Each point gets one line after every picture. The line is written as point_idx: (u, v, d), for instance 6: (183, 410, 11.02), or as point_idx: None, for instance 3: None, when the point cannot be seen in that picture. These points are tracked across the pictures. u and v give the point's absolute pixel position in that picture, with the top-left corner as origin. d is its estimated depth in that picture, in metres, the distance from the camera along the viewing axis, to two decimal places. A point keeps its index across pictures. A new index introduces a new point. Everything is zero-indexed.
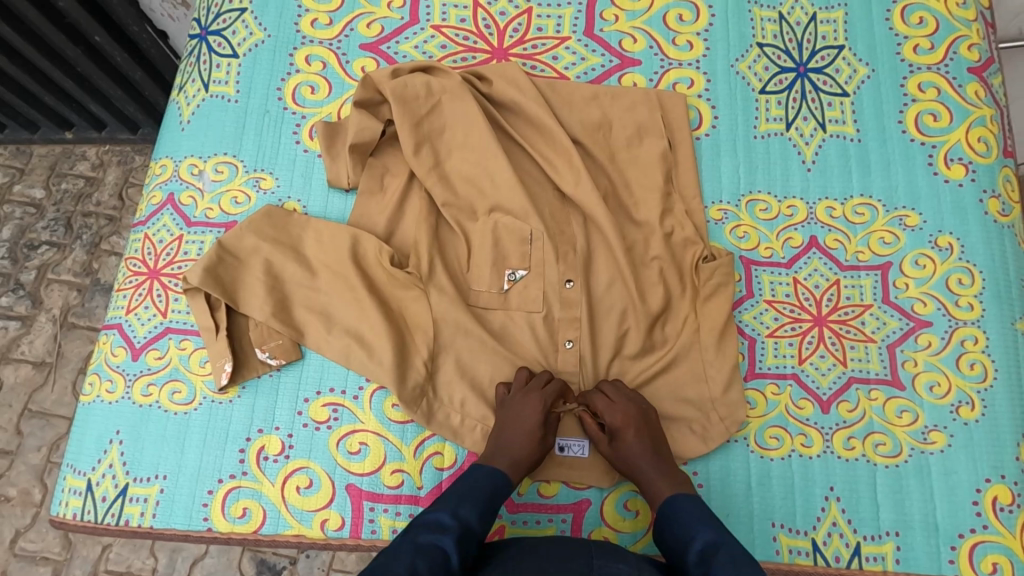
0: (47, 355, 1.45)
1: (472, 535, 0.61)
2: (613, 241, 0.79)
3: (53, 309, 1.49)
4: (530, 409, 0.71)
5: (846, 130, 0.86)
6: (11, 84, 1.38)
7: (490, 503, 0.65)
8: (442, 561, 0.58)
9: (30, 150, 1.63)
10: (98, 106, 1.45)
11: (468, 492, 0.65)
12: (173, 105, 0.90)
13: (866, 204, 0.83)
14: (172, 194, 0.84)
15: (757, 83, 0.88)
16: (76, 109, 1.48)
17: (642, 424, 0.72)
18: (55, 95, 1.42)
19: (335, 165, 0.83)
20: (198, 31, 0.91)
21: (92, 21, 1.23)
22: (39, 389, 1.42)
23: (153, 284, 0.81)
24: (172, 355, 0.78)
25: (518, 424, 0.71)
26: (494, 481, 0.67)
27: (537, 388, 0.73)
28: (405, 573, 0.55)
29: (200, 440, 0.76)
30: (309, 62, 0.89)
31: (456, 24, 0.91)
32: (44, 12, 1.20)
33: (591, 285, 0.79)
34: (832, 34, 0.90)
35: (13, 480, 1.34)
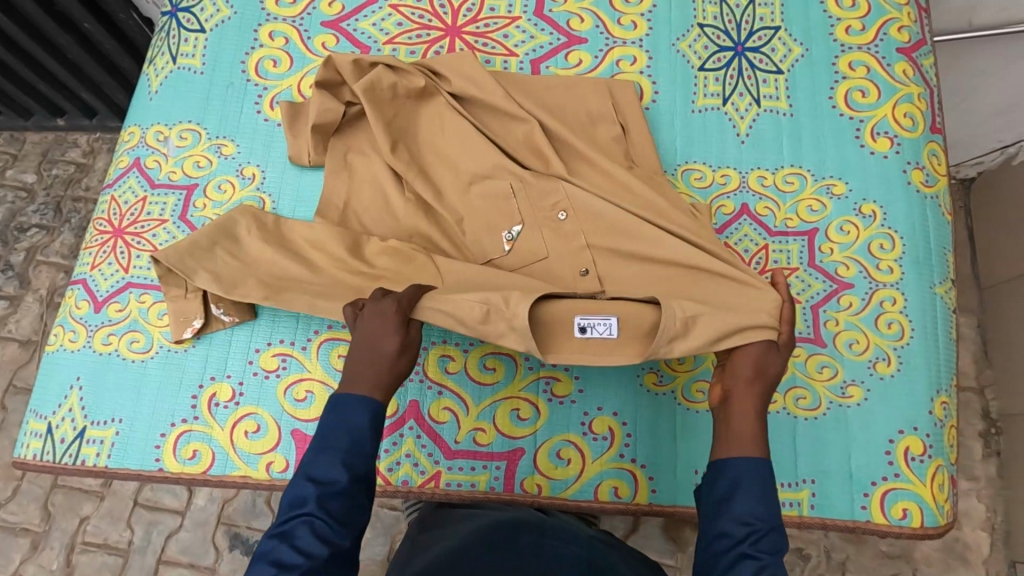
0: (34, 334, 1.51)
1: (341, 495, 0.59)
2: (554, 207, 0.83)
3: (41, 289, 1.55)
4: (382, 314, 0.65)
5: (779, 105, 0.90)
6: (9, 74, 1.45)
7: (359, 448, 0.60)
8: (321, 540, 0.57)
9: (24, 138, 1.71)
10: (89, 94, 1.52)
11: (330, 442, 0.61)
12: (144, 77, 0.95)
13: (796, 173, 0.87)
14: (138, 159, 0.89)
15: (697, 61, 0.93)
16: (69, 97, 1.55)
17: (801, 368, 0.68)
18: (50, 84, 1.49)
19: (298, 141, 0.88)
20: (169, 8, 0.96)
21: (83, 10, 1.30)
22: (25, 366, 1.48)
23: (117, 242, 0.86)
24: (133, 308, 0.83)
25: (374, 335, 0.64)
26: (359, 419, 0.61)
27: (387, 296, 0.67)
28: (309, 541, 0.57)
29: (156, 387, 0.80)
30: (272, 37, 0.94)
31: (413, 4, 0.95)
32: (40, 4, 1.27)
33: (563, 236, 0.81)
34: (769, 16, 0.94)
35: None
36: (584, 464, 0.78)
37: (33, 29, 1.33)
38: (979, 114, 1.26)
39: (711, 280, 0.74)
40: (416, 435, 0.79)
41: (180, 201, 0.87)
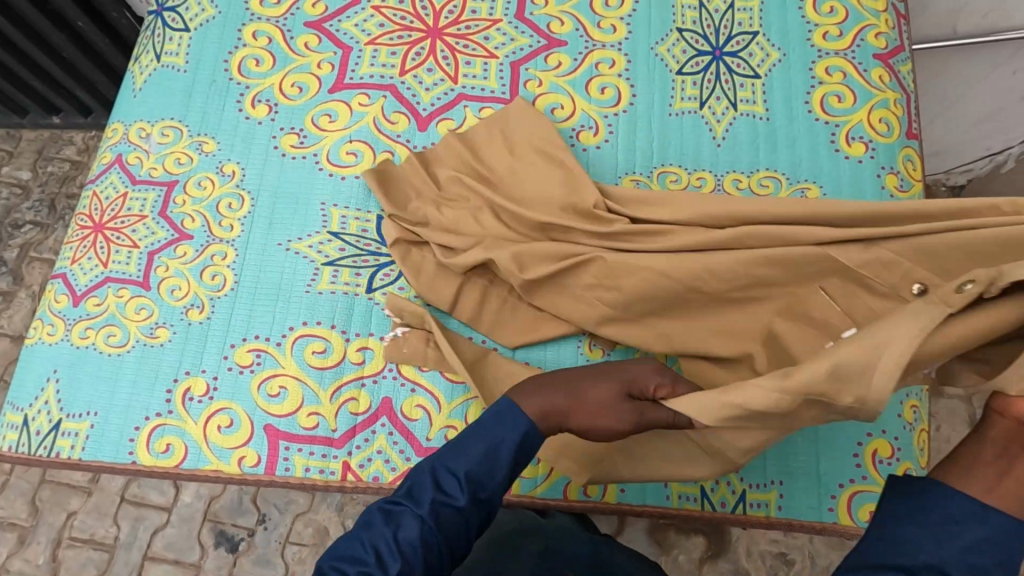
0: None
1: (454, 506, 0.58)
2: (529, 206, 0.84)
3: None
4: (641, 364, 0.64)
5: (756, 109, 0.91)
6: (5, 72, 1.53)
7: (489, 469, 0.60)
8: (423, 544, 0.57)
9: (19, 134, 1.87)
10: (84, 91, 1.60)
11: (465, 451, 0.60)
12: (129, 75, 0.96)
13: (771, 177, 0.88)
14: (120, 155, 0.90)
15: (675, 64, 0.93)
16: (63, 95, 1.62)
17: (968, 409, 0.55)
18: (43, 81, 1.56)
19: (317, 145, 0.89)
20: (156, 8, 0.97)
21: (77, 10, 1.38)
22: None
23: (97, 237, 0.87)
24: (111, 302, 0.83)
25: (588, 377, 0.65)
26: (509, 437, 0.60)
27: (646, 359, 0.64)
28: (406, 542, 0.57)
29: (131, 380, 0.80)
30: (255, 37, 0.95)
31: (395, 5, 0.96)
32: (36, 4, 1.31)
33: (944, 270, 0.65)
34: (748, 21, 0.95)
35: None
36: (554, 463, 0.78)
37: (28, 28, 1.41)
38: (966, 121, 1.26)
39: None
40: (388, 432, 0.79)
41: (160, 197, 0.88)
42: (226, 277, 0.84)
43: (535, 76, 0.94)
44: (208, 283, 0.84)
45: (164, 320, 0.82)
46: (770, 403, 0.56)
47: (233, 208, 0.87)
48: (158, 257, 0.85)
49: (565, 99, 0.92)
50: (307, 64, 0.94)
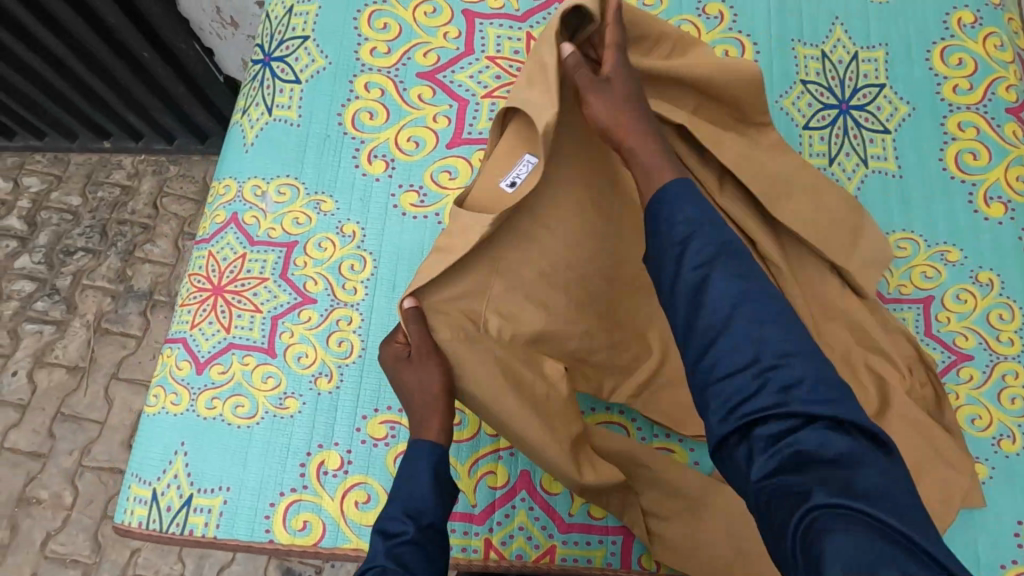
0: (81, 360, 1.60)
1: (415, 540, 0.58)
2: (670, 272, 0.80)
3: (86, 314, 1.64)
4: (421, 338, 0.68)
5: (888, 166, 0.89)
6: (55, 93, 1.53)
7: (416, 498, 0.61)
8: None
9: (68, 158, 1.79)
10: (137, 117, 1.61)
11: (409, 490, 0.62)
12: (237, 127, 0.93)
13: (908, 238, 0.86)
14: (236, 214, 0.88)
15: (800, 119, 0.91)
16: (110, 116, 1.61)
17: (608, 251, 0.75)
18: (95, 105, 1.57)
19: None
20: (262, 57, 0.95)
21: (140, 40, 1.37)
22: (71, 393, 1.57)
23: (217, 301, 0.84)
24: (236, 371, 0.81)
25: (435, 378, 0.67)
26: (420, 465, 0.64)
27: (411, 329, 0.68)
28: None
29: (262, 453, 0.78)
30: (367, 89, 0.92)
31: (510, 56, 0.94)
32: (85, 19, 1.30)
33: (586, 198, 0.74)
34: (873, 74, 0.93)
35: (47, 482, 1.49)
36: None
37: (87, 56, 1.41)
38: None
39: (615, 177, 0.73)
40: (528, 507, 0.77)
41: (280, 259, 0.85)
42: (353, 343, 0.82)
43: None
44: (335, 349, 0.82)
45: (292, 389, 0.80)
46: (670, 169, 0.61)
47: (356, 270, 0.85)
48: (282, 322, 0.83)
49: None
50: (423, 117, 0.91)
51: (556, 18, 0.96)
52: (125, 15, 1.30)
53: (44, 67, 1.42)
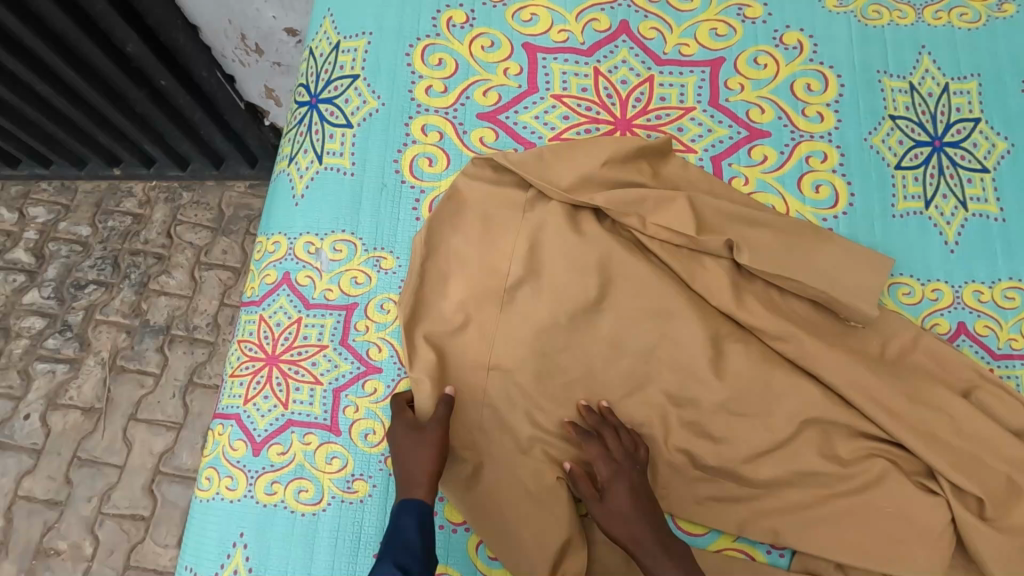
0: (97, 401, 1.48)
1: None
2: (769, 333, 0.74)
3: (101, 351, 1.52)
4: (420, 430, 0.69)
5: (988, 208, 0.83)
6: (66, 122, 1.42)
7: (407, 544, 0.60)
8: None
9: (75, 185, 1.68)
10: (151, 144, 1.50)
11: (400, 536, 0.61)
12: (284, 176, 0.86)
13: (1016, 287, 0.80)
14: (288, 273, 0.81)
15: (892, 158, 0.85)
16: (130, 148, 1.53)
17: (637, 484, 0.67)
18: (110, 134, 1.46)
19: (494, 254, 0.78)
20: (309, 99, 0.88)
21: (159, 67, 1.28)
22: (88, 436, 1.45)
23: (271, 372, 0.77)
24: (297, 451, 0.74)
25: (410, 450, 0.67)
26: (406, 521, 0.62)
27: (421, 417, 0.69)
28: None
29: (331, 543, 0.71)
30: (425, 132, 0.86)
31: (578, 94, 0.87)
32: (103, 47, 1.21)
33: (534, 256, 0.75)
34: (967, 106, 0.87)
35: (65, 532, 1.38)
36: None
37: (103, 84, 1.31)
38: None
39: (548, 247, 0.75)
40: None
41: (339, 324, 0.78)
42: None
43: (739, 172, 0.85)
44: None
45: (360, 471, 0.73)
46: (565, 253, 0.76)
47: None
48: (345, 395, 0.76)
49: (776, 199, 0.83)
50: None
51: (623, 51, 0.89)
52: (146, 44, 1.23)
53: (56, 98, 1.31)
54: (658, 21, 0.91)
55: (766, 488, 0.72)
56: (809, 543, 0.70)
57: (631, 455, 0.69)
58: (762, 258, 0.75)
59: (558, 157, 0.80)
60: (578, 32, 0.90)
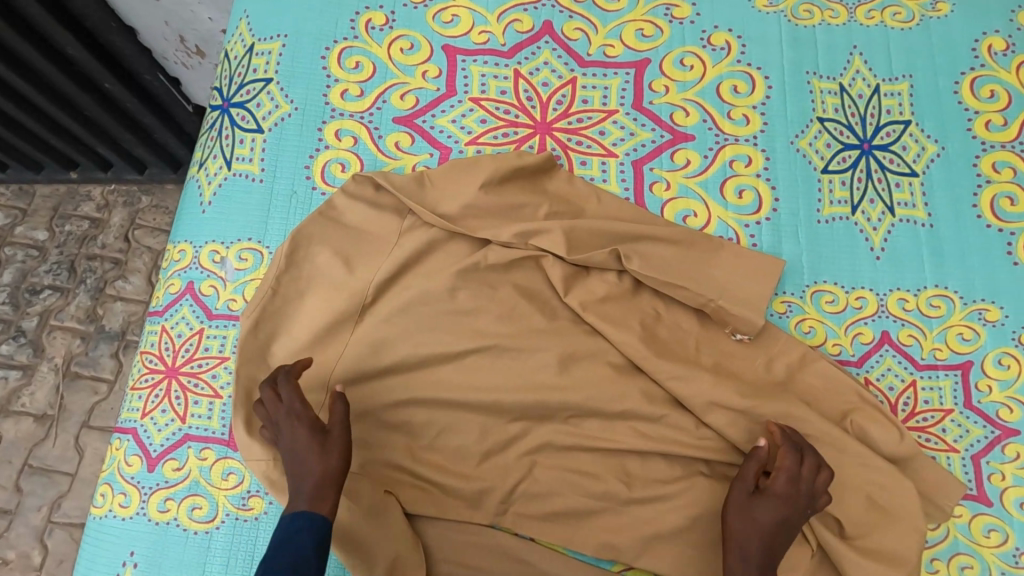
0: (49, 408, 1.45)
1: None
2: (667, 352, 0.72)
3: (55, 357, 1.49)
4: (292, 434, 0.65)
5: (916, 214, 0.80)
6: (18, 129, 1.37)
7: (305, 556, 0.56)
8: None
9: (33, 189, 1.63)
10: (106, 149, 1.46)
11: (292, 543, 0.57)
12: (193, 182, 0.84)
13: (942, 295, 0.77)
14: (192, 283, 0.78)
15: (819, 161, 0.82)
16: (84, 151, 1.48)
17: (792, 518, 0.63)
18: (64, 140, 1.42)
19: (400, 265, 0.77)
20: (220, 102, 0.85)
21: (103, 70, 1.25)
22: (40, 444, 1.43)
23: (170, 384, 0.75)
24: (192, 466, 0.72)
25: (294, 452, 0.64)
26: (304, 537, 0.58)
27: (281, 413, 0.66)
28: None
29: (223, 563, 0.69)
30: (338, 137, 0.83)
31: (496, 97, 0.84)
32: (43, 52, 1.17)
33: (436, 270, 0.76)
34: (897, 108, 0.84)
35: (13, 542, 1.36)
36: None
37: (49, 90, 1.27)
38: None
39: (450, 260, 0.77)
40: None
41: None
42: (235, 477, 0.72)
43: (661, 177, 0.82)
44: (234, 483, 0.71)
45: (257, 487, 0.71)
46: (468, 266, 0.76)
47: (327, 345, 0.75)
48: None
49: (698, 205, 0.81)
50: (401, 168, 0.82)
51: (546, 52, 0.87)
52: (86, 48, 1.20)
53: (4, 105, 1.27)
54: (583, 22, 0.88)
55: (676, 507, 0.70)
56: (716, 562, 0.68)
57: (813, 492, 0.64)
58: (661, 268, 0.75)
59: (441, 180, 0.79)
60: (499, 34, 0.87)
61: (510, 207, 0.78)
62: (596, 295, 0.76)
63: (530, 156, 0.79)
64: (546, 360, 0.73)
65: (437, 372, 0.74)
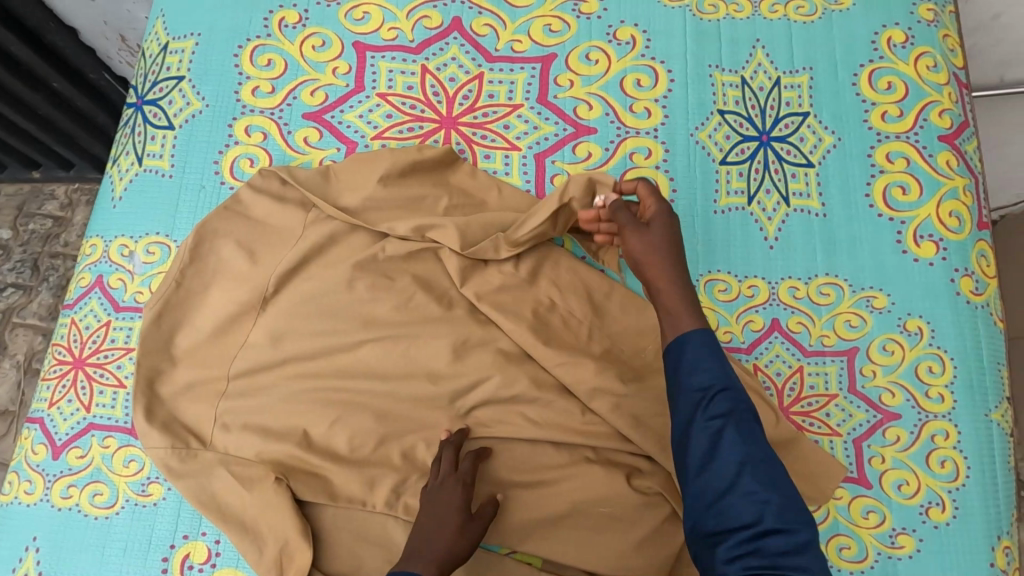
0: (10, 405, 1.46)
1: None
2: (553, 341, 0.75)
3: (17, 354, 1.49)
4: (447, 502, 0.66)
5: (810, 204, 0.82)
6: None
7: None
8: None
9: None
10: (65, 149, 1.39)
11: None
12: (106, 179, 0.86)
13: (832, 283, 0.79)
14: (101, 276, 0.80)
15: (718, 153, 0.84)
16: (45, 152, 1.41)
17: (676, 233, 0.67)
18: (21, 137, 1.34)
19: (302, 257, 0.79)
20: (134, 100, 0.87)
21: (49, 69, 1.23)
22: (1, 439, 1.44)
23: (77, 375, 0.77)
24: (95, 454, 0.74)
25: (436, 521, 0.65)
26: None
27: (450, 478, 0.68)
28: None
29: (121, 547, 0.71)
30: (248, 132, 0.85)
31: (403, 93, 0.86)
32: None
33: (336, 263, 0.78)
34: (797, 101, 0.86)
35: None
36: None
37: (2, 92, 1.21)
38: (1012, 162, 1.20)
39: (350, 252, 0.79)
40: None
41: None
42: (141, 462, 0.74)
43: (562, 169, 0.84)
44: (133, 472, 0.73)
45: (156, 474, 0.73)
46: (366, 258, 0.78)
47: (232, 337, 0.78)
48: None
49: None
50: (308, 163, 0.84)
51: (453, 49, 0.88)
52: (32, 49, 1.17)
53: None
54: (492, 18, 0.90)
55: (561, 491, 0.72)
56: (595, 543, 0.70)
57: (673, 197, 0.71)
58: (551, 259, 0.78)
59: (345, 173, 0.81)
60: (408, 30, 0.89)
61: (409, 200, 0.80)
62: (490, 285, 0.78)
63: (430, 150, 0.81)
64: (440, 349, 0.75)
65: (335, 361, 0.76)
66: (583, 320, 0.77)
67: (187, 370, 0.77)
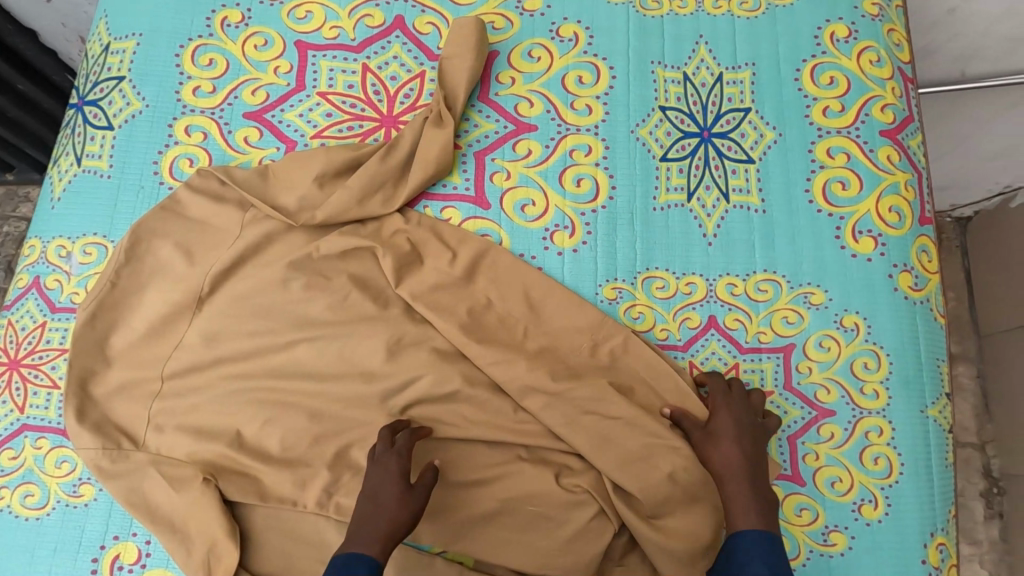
0: None
1: None
2: (486, 339, 0.75)
3: None
4: (382, 476, 0.66)
5: (750, 200, 0.81)
6: None
7: None
8: None
9: None
10: (38, 152, 1.37)
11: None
12: (47, 180, 0.86)
13: (770, 280, 0.78)
14: (38, 277, 0.80)
15: (658, 150, 0.84)
16: (19, 156, 1.38)
17: (744, 421, 0.70)
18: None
19: (237, 257, 0.78)
20: (76, 101, 0.87)
21: (13, 71, 1.22)
22: None
23: (12, 376, 0.77)
24: (27, 456, 0.74)
25: (374, 494, 0.65)
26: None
27: (386, 452, 0.68)
28: None
29: (51, 549, 0.71)
30: (188, 132, 0.85)
31: (343, 91, 0.86)
32: None
33: (272, 263, 0.78)
34: (739, 97, 0.85)
35: None
36: None
37: None
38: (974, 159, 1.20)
39: (286, 252, 0.78)
40: None
41: None
42: (73, 463, 0.74)
43: (502, 167, 0.83)
44: (65, 473, 0.73)
45: (88, 475, 0.73)
46: (301, 257, 0.78)
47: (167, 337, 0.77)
48: None
49: (536, 194, 0.82)
50: (248, 162, 0.84)
51: (395, 47, 0.88)
52: None
53: None
54: (435, 16, 0.89)
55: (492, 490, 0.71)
56: (524, 542, 0.70)
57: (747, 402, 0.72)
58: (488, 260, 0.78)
59: (282, 171, 0.81)
60: (350, 29, 0.89)
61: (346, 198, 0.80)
62: (425, 284, 0.77)
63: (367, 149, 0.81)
64: (373, 348, 0.75)
65: (269, 361, 0.76)
66: (518, 319, 0.77)
67: (122, 372, 0.77)
